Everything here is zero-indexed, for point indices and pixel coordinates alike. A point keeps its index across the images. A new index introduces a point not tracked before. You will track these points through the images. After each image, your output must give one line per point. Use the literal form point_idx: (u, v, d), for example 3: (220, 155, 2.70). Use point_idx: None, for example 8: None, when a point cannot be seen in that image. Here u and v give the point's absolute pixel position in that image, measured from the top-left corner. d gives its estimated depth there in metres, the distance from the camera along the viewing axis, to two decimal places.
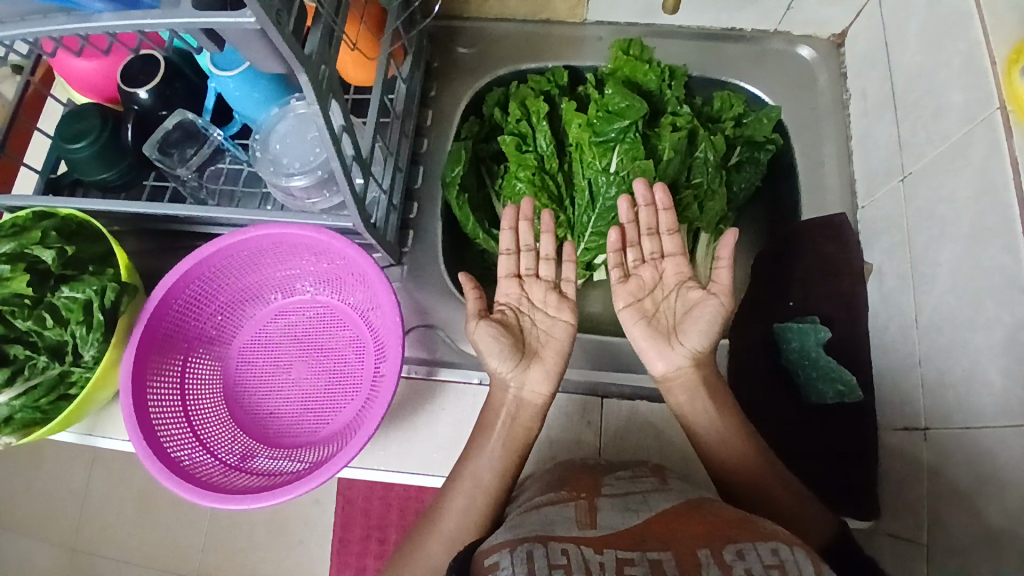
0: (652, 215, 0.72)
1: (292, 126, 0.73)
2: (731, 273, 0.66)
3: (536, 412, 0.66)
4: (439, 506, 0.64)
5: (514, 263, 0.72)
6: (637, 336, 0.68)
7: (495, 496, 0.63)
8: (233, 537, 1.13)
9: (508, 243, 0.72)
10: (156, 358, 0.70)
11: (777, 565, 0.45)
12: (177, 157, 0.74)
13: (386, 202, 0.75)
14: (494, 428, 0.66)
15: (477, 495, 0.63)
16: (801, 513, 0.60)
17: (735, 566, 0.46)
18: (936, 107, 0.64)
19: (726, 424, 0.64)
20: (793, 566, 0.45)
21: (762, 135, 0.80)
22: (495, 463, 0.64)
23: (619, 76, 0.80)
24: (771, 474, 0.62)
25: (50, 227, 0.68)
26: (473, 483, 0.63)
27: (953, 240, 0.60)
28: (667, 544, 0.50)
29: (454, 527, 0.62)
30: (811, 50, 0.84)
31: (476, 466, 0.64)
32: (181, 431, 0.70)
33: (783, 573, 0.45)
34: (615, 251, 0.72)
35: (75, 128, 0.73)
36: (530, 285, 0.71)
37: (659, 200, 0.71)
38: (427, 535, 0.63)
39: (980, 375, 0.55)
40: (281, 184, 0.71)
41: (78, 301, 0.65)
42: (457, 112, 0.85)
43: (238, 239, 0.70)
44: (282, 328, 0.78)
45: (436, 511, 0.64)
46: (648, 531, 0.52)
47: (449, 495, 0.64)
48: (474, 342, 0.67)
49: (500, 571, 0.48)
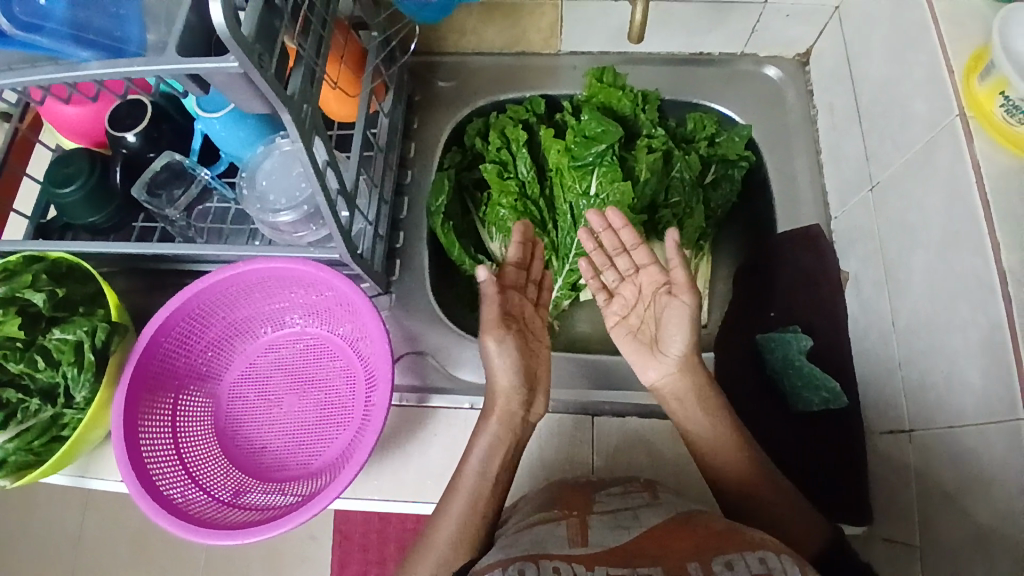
0: (614, 237, 0.72)
1: (277, 163, 0.75)
2: (685, 268, 0.63)
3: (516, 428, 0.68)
4: (431, 528, 0.64)
5: (518, 277, 0.77)
6: (626, 351, 0.70)
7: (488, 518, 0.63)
8: None
9: (515, 256, 0.76)
10: (147, 396, 0.71)
11: (766, 572, 0.46)
12: (165, 199, 0.76)
13: (372, 232, 0.77)
14: (484, 448, 0.66)
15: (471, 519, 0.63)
16: (791, 521, 0.61)
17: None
18: (900, 119, 0.66)
19: (715, 434, 0.65)
20: (780, 572, 0.46)
21: (735, 152, 0.83)
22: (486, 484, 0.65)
23: (594, 102, 0.83)
24: (763, 480, 0.63)
25: (41, 270, 0.69)
26: (466, 506, 0.63)
27: (924, 244, 0.62)
28: (657, 560, 0.50)
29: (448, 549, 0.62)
30: (778, 70, 0.88)
31: (467, 487, 0.65)
32: (172, 468, 0.70)
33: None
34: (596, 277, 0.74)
35: (63, 173, 0.75)
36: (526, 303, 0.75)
37: (614, 222, 0.71)
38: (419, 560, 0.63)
39: (959, 374, 0.56)
40: (269, 220, 0.72)
41: (69, 343, 0.66)
42: (439, 142, 0.88)
43: (227, 274, 0.71)
44: (272, 361, 0.78)
45: (427, 534, 0.64)
46: (640, 546, 0.53)
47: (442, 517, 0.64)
48: (485, 356, 0.69)
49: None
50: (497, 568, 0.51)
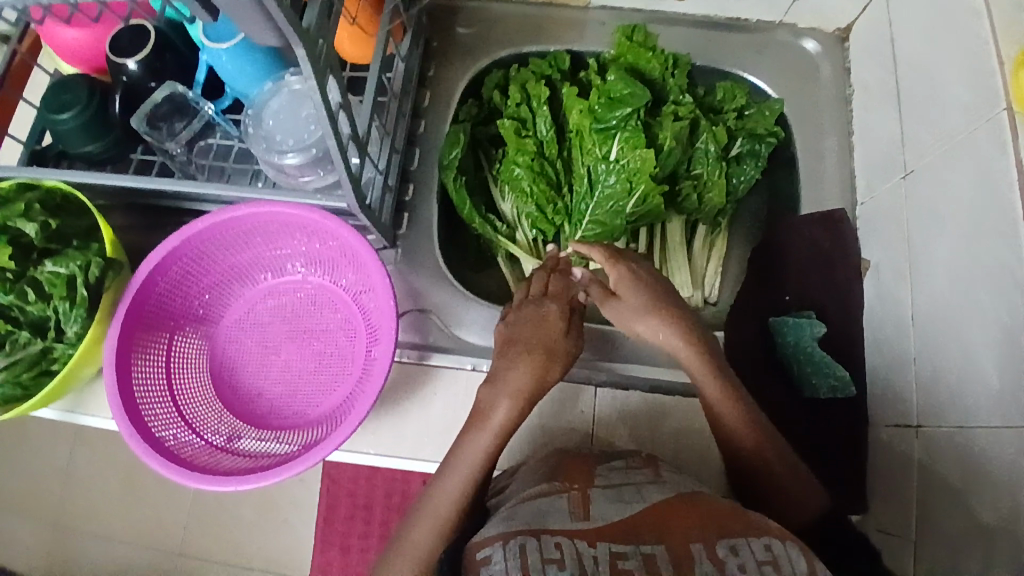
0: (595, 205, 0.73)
1: (286, 102, 0.71)
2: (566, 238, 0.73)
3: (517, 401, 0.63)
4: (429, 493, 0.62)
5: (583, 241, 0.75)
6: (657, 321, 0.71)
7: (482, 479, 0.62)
8: (218, 518, 1.11)
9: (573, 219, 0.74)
10: (140, 335, 0.69)
11: (770, 561, 0.47)
12: (165, 131, 0.71)
13: (381, 182, 0.74)
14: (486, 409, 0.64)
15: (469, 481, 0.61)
16: (791, 506, 0.61)
17: (728, 563, 0.48)
18: (941, 105, 0.63)
19: (737, 419, 0.62)
20: (786, 562, 0.47)
21: (764, 127, 0.79)
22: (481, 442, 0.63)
23: (622, 62, 0.79)
24: (768, 461, 0.62)
25: (34, 199, 0.66)
26: (463, 468, 0.62)
27: (954, 238, 0.59)
28: (662, 537, 0.51)
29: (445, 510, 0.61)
30: (816, 43, 0.83)
31: (465, 454, 0.62)
32: (165, 410, 0.68)
33: (776, 570, 0.47)
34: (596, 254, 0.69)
35: (59, 99, 0.71)
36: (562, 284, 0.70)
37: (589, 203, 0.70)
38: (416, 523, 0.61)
39: (976, 375, 0.55)
40: (274, 161, 0.69)
41: (61, 276, 0.63)
42: (455, 92, 0.84)
43: (228, 215, 0.68)
44: (271, 308, 0.76)
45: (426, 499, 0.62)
46: (642, 519, 0.53)
47: (441, 479, 0.63)
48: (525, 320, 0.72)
49: (493, 566, 0.49)
50: (497, 541, 0.51)
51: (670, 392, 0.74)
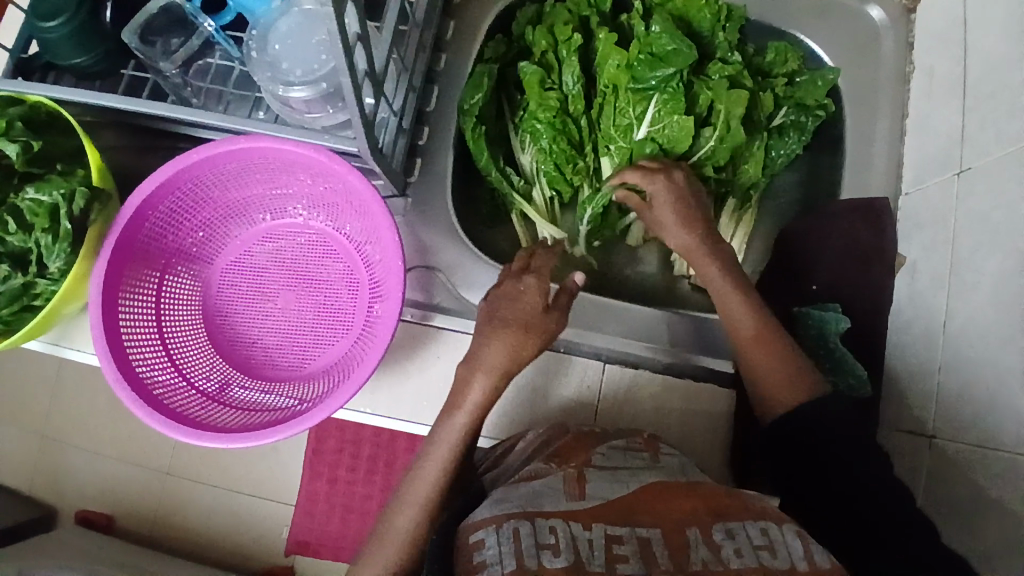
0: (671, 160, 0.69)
1: (294, 25, 0.62)
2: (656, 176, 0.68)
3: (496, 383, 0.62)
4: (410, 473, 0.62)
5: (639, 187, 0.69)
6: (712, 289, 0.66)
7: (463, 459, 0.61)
8: None
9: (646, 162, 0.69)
10: (129, 273, 0.64)
11: (767, 547, 0.47)
12: (159, 47, 0.64)
13: (395, 125, 0.67)
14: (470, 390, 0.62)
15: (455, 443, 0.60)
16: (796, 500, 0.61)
17: (724, 547, 0.47)
18: (1014, 102, 0.57)
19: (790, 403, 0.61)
20: (782, 547, 0.47)
21: (814, 98, 0.73)
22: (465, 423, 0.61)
23: (669, 9, 0.72)
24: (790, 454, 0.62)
25: (15, 115, 0.59)
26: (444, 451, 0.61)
27: (1004, 252, 0.56)
28: (657, 522, 0.49)
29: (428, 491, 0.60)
30: (882, 12, 0.74)
31: (445, 435, 0.61)
32: (155, 353, 0.65)
33: (772, 556, 0.46)
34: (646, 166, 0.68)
35: (47, 3, 0.62)
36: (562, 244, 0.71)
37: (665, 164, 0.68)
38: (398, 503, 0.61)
39: (1004, 401, 0.53)
40: (278, 93, 0.62)
41: (43, 205, 0.58)
42: (482, 26, 0.76)
43: (226, 150, 0.62)
44: (269, 251, 0.71)
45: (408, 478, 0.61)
46: (636, 503, 0.51)
47: (420, 460, 0.61)
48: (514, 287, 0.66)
49: (487, 552, 0.46)
50: (491, 525, 0.49)
51: (680, 374, 0.72)
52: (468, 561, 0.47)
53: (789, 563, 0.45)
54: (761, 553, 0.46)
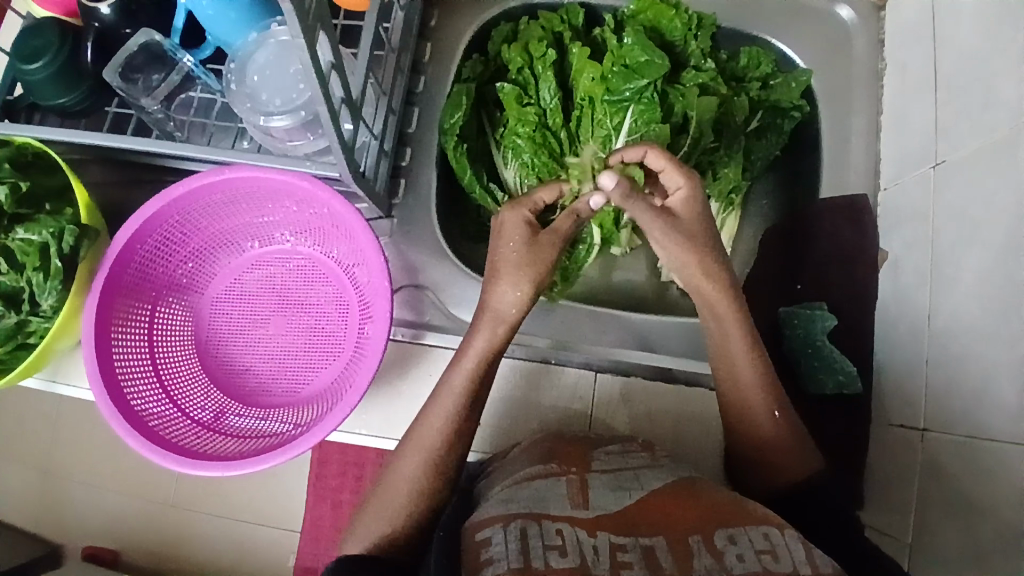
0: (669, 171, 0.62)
1: (272, 55, 0.64)
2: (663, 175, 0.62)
3: (463, 394, 0.61)
4: (386, 474, 0.62)
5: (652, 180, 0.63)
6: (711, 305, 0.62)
7: (443, 459, 0.60)
8: None
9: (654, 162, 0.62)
10: (120, 307, 0.65)
11: (768, 551, 0.46)
12: (141, 84, 0.65)
13: (377, 148, 0.68)
14: (446, 396, 0.61)
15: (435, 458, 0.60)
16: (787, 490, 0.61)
17: (727, 553, 0.46)
18: (986, 95, 0.58)
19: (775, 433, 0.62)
20: (784, 553, 0.46)
21: (789, 100, 0.74)
22: (441, 425, 0.61)
23: (641, 20, 0.73)
24: (781, 457, 0.62)
25: (2, 157, 0.61)
26: (420, 452, 0.60)
27: (984, 243, 0.56)
28: (660, 530, 0.49)
29: (405, 496, 0.59)
30: (850, 10, 0.76)
31: (421, 436, 0.61)
32: (149, 385, 0.66)
33: (775, 561, 0.45)
34: (670, 170, 0.61)
35: (30, 46, 0.65)
36: (564, 215, 0.62)
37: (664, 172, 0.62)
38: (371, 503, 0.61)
39: (991, 392, 0.53)
40: (259, 123, 0.63)
41: (33, 245, 0.59)
42: (459, 47, 0.77)
43: (211, 181, 0.64)
44: (258, 279, 0.72)
45: (386, 479, 0.62)
46: (641, 509, 0.51)
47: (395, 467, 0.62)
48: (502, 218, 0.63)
49: (493, 548, 0.47)
50: (498, 523, 0.50)
51: (671, 381, 0.72)
52: (475, 558, 0.48)
53: (791, 567, 0.45)
54: (763, 560, 0.45)
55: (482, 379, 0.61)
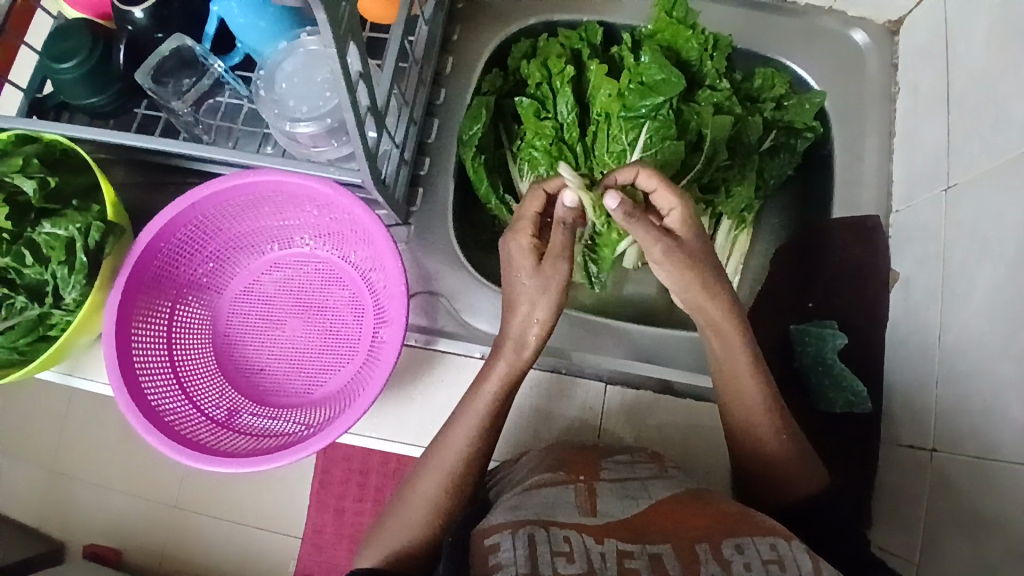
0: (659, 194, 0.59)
1: (300, 64, 0.65)
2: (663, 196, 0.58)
3: (483, 417, 0.61)
4: (404, 491, 0.62)
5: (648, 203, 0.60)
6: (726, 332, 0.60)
7: (462, 479, 0.61)
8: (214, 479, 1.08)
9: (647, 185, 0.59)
10: (141, 304, 0.66)
11: (776, 560, 0.46)
12: (171, 88, 0.67)
13: (398, 156, 0.70)
14: (467, 418, 0.61)
15: (447, 472, 0.61)
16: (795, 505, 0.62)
17: (734, 562, 0.46)
18: (997, 119, 0.59)
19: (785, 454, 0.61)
20: (791, 562, 0.46)
21: (802, 120, 0.75)
22: (461, 446, 0.61)
23: (658, 40, 0.74)
24: (791, 479, 0.62)
25: (32, 153, 0.63)
26: (439, 472, 0.61)
27: (995, 263, 0.56)
28: (668, 537, 0.50)
29: (420, 514, 0.60)
30: (865, 34, 0.78)
31: (440, 457, 0.61)
32: (165, 381, 0.67)
33: (782, 570, 0.45)
34: (664, 188, 0.58)
35: (61, 46, 0.67)
36: (554, 229, 0.57)
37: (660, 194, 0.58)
38: (389, 519, 0.62)
39: (1000, 410, 0.53)
40: (285, 129, 0.65)
41: (59, 239, 0.60)
42: (479, 61, 0.79)
43: (235, 183, 0.65)
44: (277, 281, 0.73)
45: (403, 496, 0.62)
46: (648, 519, 0.52)
47: (413, 478, 0.63)
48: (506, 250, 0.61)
49: (502, 554, 0.47)
50: (506, 529, 0.50)
51: (681, 395, 0.73)
52: (483, 563, 0.49)
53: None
54: (770, 570, 0.45)
55: (503, 403, 0.62)
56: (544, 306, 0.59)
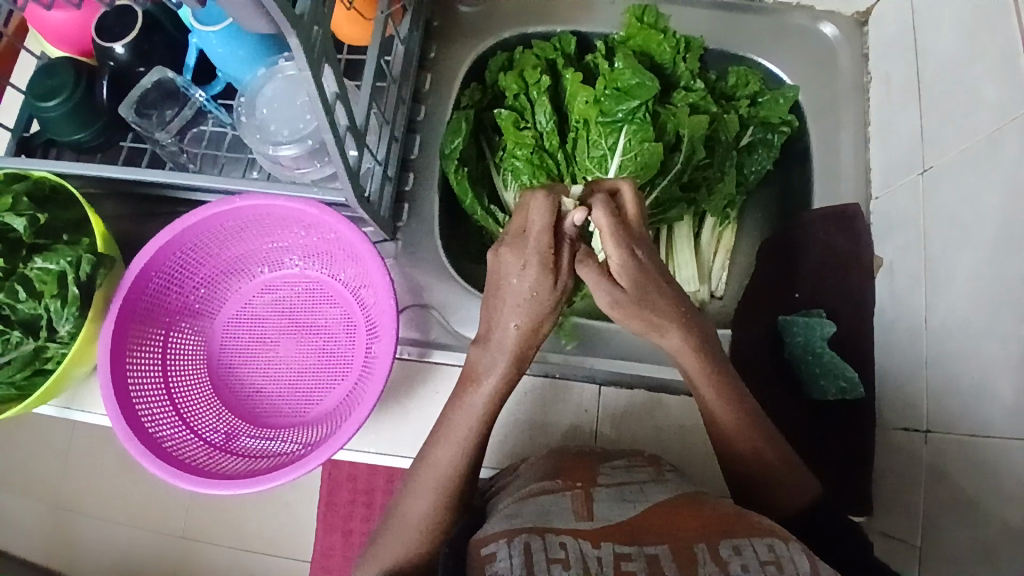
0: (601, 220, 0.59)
1: (280, 89, 0.67)
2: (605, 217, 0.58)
3: (468, 428, 0.61)
4: (396, 512, 0.62)
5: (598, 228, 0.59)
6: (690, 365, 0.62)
7: (453, 494, 0.60)
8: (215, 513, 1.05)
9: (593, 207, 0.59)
10: (135, 334, 0.67)
11: (773, 561, 0.46)
12: (155, 120, 0.68)
13: (381, 173, 0.71)
14: (452, 432, 0.61)
15: (439, 490, 0.60)
16: (798, 503, 0.61)
17: (732, 562, 0.46)
18: (966, 102, 0.60)
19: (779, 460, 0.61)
20: (789, 563, 0.46)
21: (778, 116, 0.76)
22: (452, 460, 0.61)
23: (632, 45, 0.76)
24: (787, 482, 0.61)
25: (22, 191, 0.64)
26: (429, 490, 0.60)
27: (974, 244, 0.57)
28: (664, 538, 0.50)
29: (415, 531, 0.60)
30: (834, 27, 0.79)
31: (427, 474, 0.61)
32: (162, 409, 0.67)
33: (779, 571, 0.45)
34: (603, 237, 0.59)
35: (47, 85, 0.68)
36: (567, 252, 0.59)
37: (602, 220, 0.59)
38: (384, 541, 0.61)
39: (989, 387, 0.54)
40: (268, 153, 0.66)
41: (51, 273, 0.62)
42: (457, 76, 0.80)
43: (222, 209, 0.66)
44: (268, 303, 0.74)
45: (395, 517, 0.62)
46: (644, 522, 0.52)
47: (406, 493, 0.62)
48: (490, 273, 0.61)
49: (498, 563, 0.48)
50: (502, 538, 0.50)
51: (676, 392, 0.73)
52: (480, 571, 0.49)
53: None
54: (767, 569, 0.45)
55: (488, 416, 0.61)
56: (524, 313, 0.59)
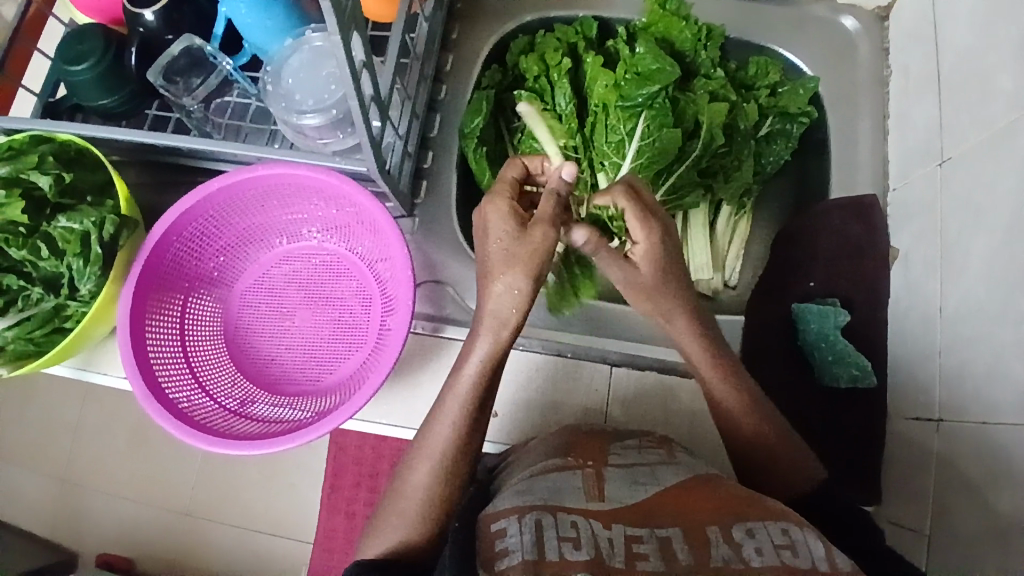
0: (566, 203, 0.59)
1: (306, 60, 0.68)
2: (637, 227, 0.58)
3: (474, 400, 0.59)
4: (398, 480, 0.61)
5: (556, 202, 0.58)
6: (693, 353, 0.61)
7: (451, 462, 0.60)
8: (218, 492, 1.06)
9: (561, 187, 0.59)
10: (155, 296, 0.68)
11: (788, 545, 0.45)
12: (182, 86, 0.70)
13: (402, 148, 0.71)
14: (449, 405, 0.60)
15: (441, 470, 0.60)
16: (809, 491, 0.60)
17: (744, 544, 0.46)
18: (984, 91, 0.60)
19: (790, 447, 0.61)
20: (803, 547, 0.45)
21: (797, 106, 0.77)
22: (454, 433, 0.60)
23: (653, 32, 0.76)
24: (796, 468, 0.61)
25: (47, 152, 0.65)
26: (429, 458, 0.60)
27: (990, 230, 0.57)
28: (676, 520, 0.49)
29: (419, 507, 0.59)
30: (855, 20, 0.80)
31: (430, 442, 0.60)
32: (179, 371, 0.68)
33: (793, 555, 0.44)
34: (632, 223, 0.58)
35: (76, 49, 0.69)
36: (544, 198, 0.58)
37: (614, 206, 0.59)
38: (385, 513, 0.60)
39: (1001, 371, 0.53)
40: (293, 121, 0.66)
41: (74, 233, 0.62)
42: (479, 58, 0.81)
43: (243, 177, 0.67)
44: (286, 274, 0.75)
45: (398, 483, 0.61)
46: (656, 505, 0.51)
47: (408, 464, 0.61)
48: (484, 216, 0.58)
49: (509, 539, 0.47)
50: (513, 514, 0.49)
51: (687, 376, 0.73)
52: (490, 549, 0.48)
53: (810, 562, 0.44)
54: (781, 553, 0.44)
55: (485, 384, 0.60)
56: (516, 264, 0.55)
